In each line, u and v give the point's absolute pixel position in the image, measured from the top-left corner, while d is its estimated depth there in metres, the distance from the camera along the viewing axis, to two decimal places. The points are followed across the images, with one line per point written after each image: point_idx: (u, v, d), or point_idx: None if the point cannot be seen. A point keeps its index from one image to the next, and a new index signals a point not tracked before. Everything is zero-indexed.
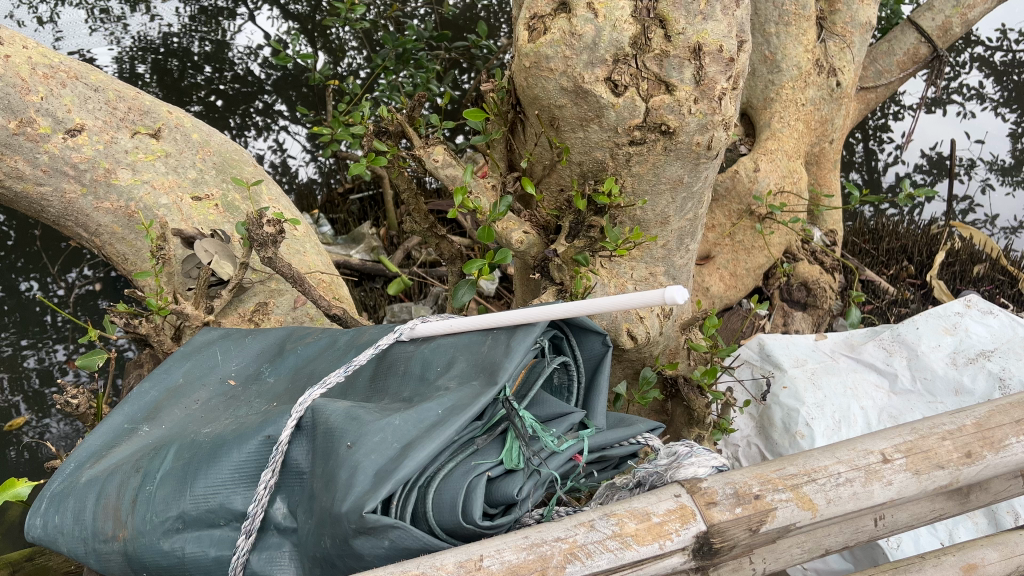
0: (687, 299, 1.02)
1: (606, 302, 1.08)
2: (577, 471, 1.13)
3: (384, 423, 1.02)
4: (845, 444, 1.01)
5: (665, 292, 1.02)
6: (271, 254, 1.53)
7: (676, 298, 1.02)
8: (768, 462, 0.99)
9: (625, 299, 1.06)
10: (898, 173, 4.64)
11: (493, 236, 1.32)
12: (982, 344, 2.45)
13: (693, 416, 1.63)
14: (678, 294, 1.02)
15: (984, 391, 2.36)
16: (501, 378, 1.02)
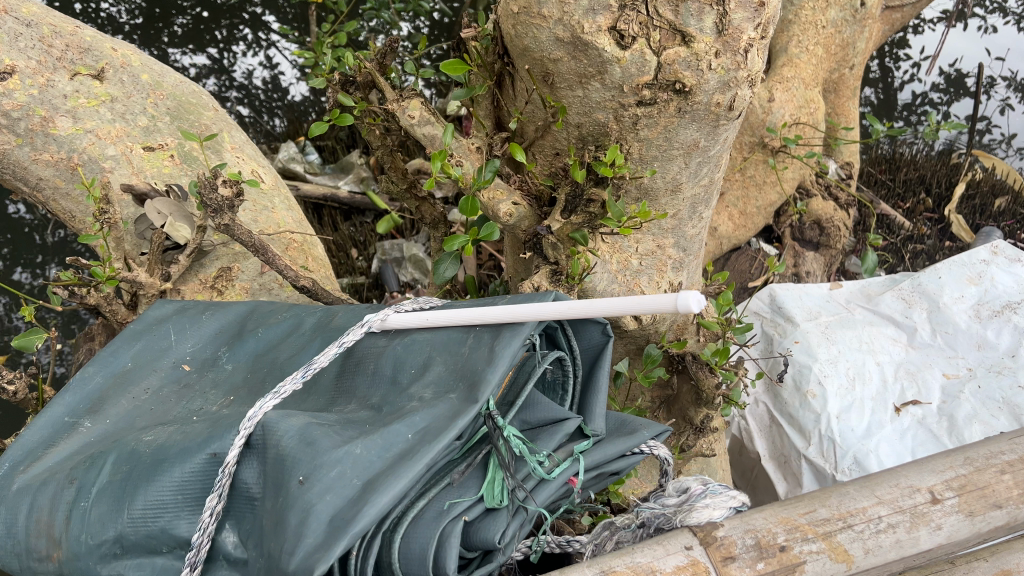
0: (705, 306, 0.85)
1: (608, 304, 0.91)
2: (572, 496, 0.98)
3: (345, 453, 0.86)
4: (889, 482, 0.94)
5: (677, 298, 0.85)
6: (229, 220, 1.35)
7: (691, 306, 0.85)
8: (796, 504, 0.89)
9: (629, 302, 0.89)
10: (913, 91, 4.38)
11: (477, 209, 1.14)
12: (1008, 295, 2.29)
13: (701, 396, 1.48)
14: (695, 301, 0.85)
15: (1009, 346, 2.21)
16: (482, 399, 0.87)
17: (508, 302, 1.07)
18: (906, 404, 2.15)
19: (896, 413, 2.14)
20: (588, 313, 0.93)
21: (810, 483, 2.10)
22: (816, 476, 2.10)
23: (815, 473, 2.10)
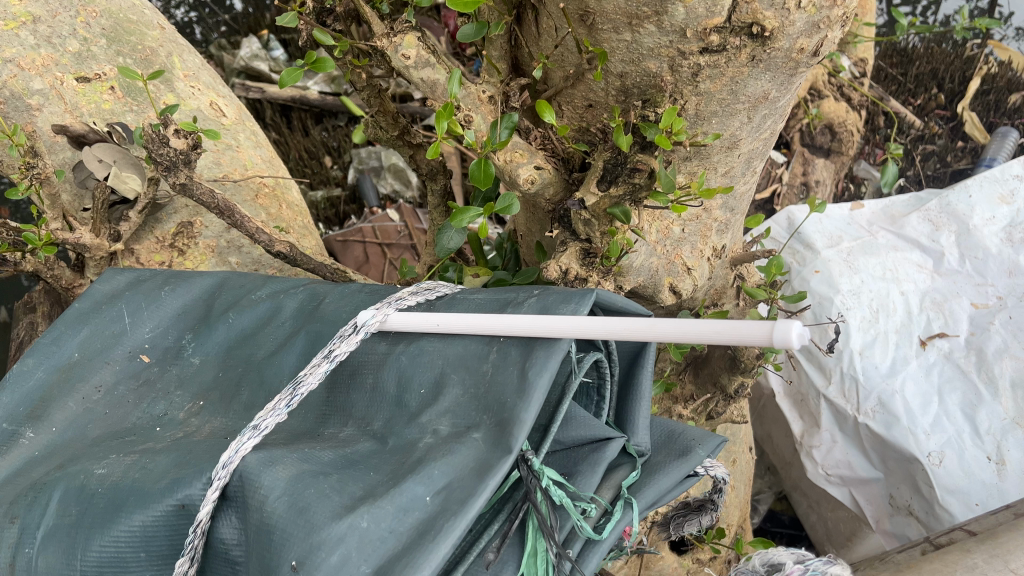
0: (810, 338, 0.67)
1: (678, 326, 0.74)
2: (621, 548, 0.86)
3: (347, 528, 0.68)
4: None
5: (773, 326, 0.67)
6: (184, 179, 1.14)
7: (794, 339, 0.66)
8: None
9: (705, 327, 0.72)
10: None
11: (493, 177, 0.93)
12: None
13: (737, 364, 1.30)
14: (799, 333, 0.66)
15: None
16: (520, 456, 0.69)
17: (538, 300, 0.87)
18: (932, 338, 1.92)
19: (921, 348, 1.91)
20: (651, 332, 0.77)
21: (829, 423, 1.96)
22: (835, 416, 1.95)
23: (835, 413, 1.94)
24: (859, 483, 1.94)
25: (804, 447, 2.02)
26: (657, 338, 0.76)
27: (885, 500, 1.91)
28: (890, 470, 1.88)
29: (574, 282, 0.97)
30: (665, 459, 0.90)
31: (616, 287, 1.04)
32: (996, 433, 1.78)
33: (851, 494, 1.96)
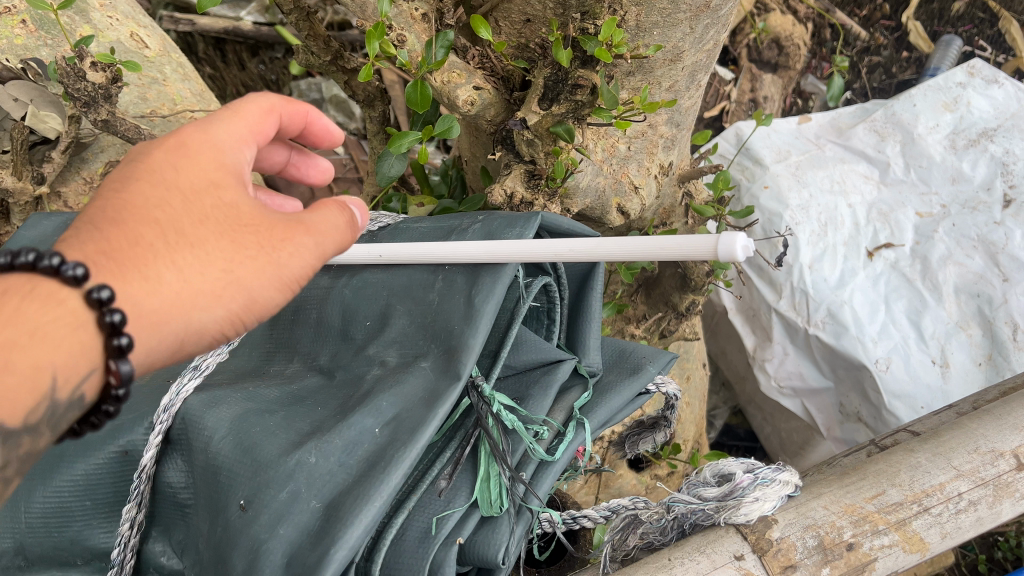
0: (753, 250, 0.66)
1: (622, 244, 0.72)
2: (578, 468, 0.86)
3: (295, 465, 0.67)
4: (962, 444, 0.78)
5: (718, 239, 0.66)
6: (107, 114, 1.09)
7: (738, 252, 0.65)
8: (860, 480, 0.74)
9: (649, 244, 0.70)
10: None
11: (430, 100, 0.91)
12: (985, 121, 1.98)
13: (687, 283, 1.30)
14: (743, 245, 0.65)
15: (984, 179, 1.93)
16: (469, 379, 0.68)
17: (482, 226, 0.85)
18: (878, 249, 1.93)
19: (868, 259, 1.93)
20: (597, 253, 0.74)
21: (781, 336, 1.98)
22: (786, 329, 1.96)
23: (786, 327, 1.96)
24: (811, 393, 1.98)
25: (757, 361, 2.04)
26: (604, 258, 0.74)
27: (835, 408, 1.95)
28: (839, 379, 1.92)
29: (520, 206, 0.98)
30: (617, 377, 0.89)
31: (563, 210, 1.03)
32: (941, 337, 1.83)
33: (803, 405, 2.00)
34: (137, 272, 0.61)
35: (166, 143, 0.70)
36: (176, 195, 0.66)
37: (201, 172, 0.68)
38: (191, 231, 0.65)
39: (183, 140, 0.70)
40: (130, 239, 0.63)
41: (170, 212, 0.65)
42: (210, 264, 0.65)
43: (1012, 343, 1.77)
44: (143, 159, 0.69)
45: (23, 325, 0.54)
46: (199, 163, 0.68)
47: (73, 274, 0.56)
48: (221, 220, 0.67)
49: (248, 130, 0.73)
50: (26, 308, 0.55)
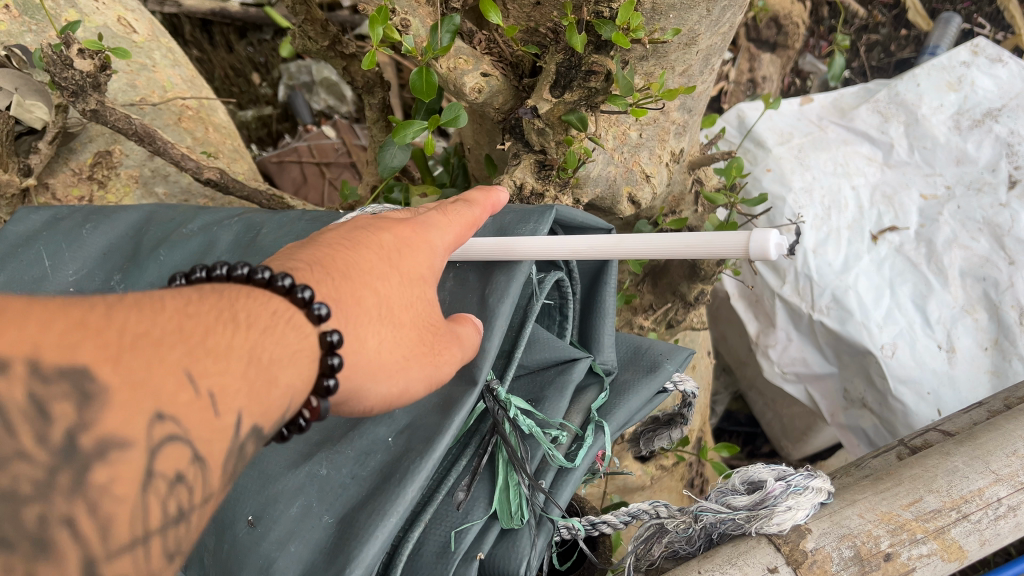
0: (786, 247, 0.62)
1: (642, 241, 0.69)
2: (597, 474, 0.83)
3: (306, 478, 0.65)
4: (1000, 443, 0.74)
5: (748, 237, 0.62)
6: (96, 104, 1.04)
7: (771, 249, 0.61)
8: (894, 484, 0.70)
9: (673, 243, 0.67)
10: None
11: (435, 87, 0.87)
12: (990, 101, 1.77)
13: (697, 272, 1.26)
14: (775, 243, 0.61)
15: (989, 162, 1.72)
16: (483, 384, 0.66)
17: (494, 220, 0.81)
18: (883, 232, 1.73)
19: (872, 243, 1.73)
20: (620, 249, 0.70)
21: (785, 322, 1.78)
22: (790, 314, 1.76)
23: (790, 311, 1.76)
24: (815, 379, 1.78)
25: (760, 346, 1.84)
26: (626, 255, 0.70)
27: (840, 393, 1.75)
28: (844, 365, 1.72)
29: (531, 197, 0.95)
30: (634, 376, 0.86)
31: (574, 200, 1.00)
32: (946, 322, 1.63)
33: (806, 391, 1.80)
34: (346, 333, 0.57)
35: (395, 226, 0.66)
36: (395, 272, 0.63)
37: (419, 264, 0.65)
38: (395, 312, 0.61)
39: (406, 226, 0.66)
40: (354, 296, 0.59)
41: (386, 283, 0.62)
42: (391, 355, 0.61)
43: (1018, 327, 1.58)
44: (372, 227, 0.66)
45: (280, 348, 0.51)
46: (418, 256, 0.65)
47: (318, 314, 0.54)
48: (415, 313, 0.63)
49: (461, 240, 0.69)
50: (284, 328, 0.52)
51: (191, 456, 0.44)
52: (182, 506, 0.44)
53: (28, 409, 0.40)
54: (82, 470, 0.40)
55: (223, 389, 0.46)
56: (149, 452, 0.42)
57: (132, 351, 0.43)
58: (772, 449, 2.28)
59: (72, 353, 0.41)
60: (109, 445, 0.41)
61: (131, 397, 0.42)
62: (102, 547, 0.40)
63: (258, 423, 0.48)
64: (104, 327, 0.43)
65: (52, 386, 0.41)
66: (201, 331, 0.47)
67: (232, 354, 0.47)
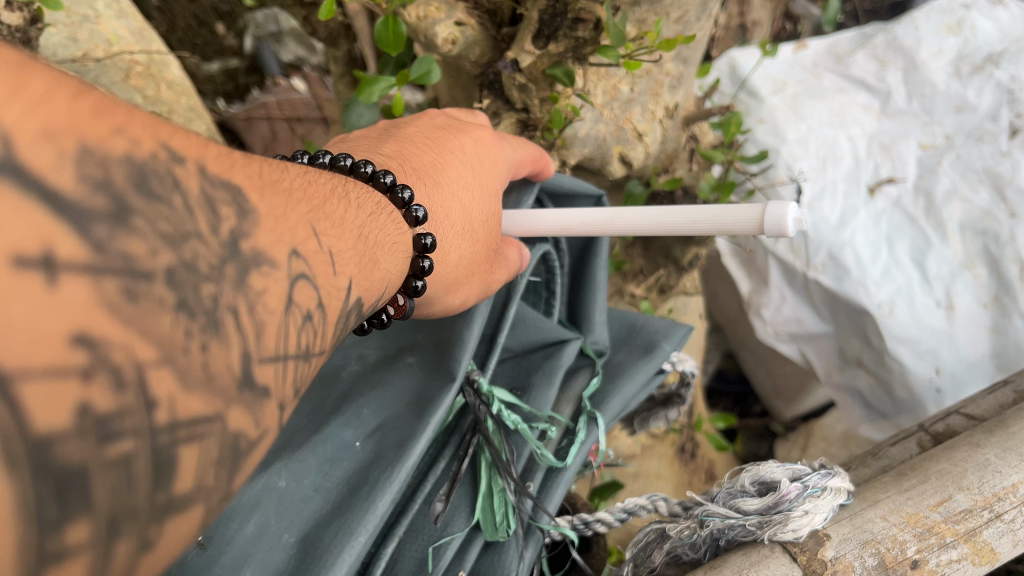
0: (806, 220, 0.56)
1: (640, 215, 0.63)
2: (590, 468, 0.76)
3: (262, 490, 0.56)
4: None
5: (763, 208, 0.56)
6: None
7: (789, 223, 0.55)
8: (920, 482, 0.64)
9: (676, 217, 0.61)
10: None
11: (402, 40, 0.79)
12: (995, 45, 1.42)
13: (691, 235, 1.18)
14: (795, 215, 0.55)
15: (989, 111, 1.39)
16: (457, 372, 0.60)
17: None
18: (880, 184, 1.44)
19: (868, 196, 1.44)
20: (615, 223, 0.65)
21: (778, 280, 1.53)
22: (784, 271, 1.51)
23: (784, 269, 1.51)
24: (809, 338, 1.53)
25: (751, 307, 1.60)
26: (622, 230, 0.66)
27: (835, 353, 1.51)
28: (840, 323, 1.47)
29: None
30: (629, 358, 0.79)
31: (559, 163, 0.93)
32: (945, 277, 1.35)
33: (801, 350, 1.56)
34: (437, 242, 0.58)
35: (476, 141, 0.68)
36: (478, 186, 0.64)
37: (494, 181, 0.67)
38: (472, 226, 0.62)
39: (481, 144, 0.68)
40: (444, 207, 0.60)
41: (470, 197, 0.63)
42: (465, 267, 0.61)
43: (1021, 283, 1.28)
44: (453, 138, 0.67)
45: (383, 230, 0.48)
46: (493, 172, 0.67)
47: (415, 215, 0.53)
48: (487, 228, 0.65)
49: (522, 168, 0.72)
50: (387, 219, 0.50)
51: (319, 300, 0.35)
52: (309, 347, 0.34)
53: (199, 199, 0.29)
54: (243, 272, 0.30)
55: (340, 250, 0.39)
56: (291, 280, 0.33)
57: (272, 189, 0.35)
58: (762, 409, 2.21)
59: (226, 168, 0.32)
60: (263, 258, 0.32)
61: (275, 225, 0.33)
62: (258, 349, 0.30)
63: (364, 297, 0.42)
64: (247, 161, 0.35)
65: (217, 190, 0.31)
66: (322, 199, 0.41)
67: (347, 225, 0.42)
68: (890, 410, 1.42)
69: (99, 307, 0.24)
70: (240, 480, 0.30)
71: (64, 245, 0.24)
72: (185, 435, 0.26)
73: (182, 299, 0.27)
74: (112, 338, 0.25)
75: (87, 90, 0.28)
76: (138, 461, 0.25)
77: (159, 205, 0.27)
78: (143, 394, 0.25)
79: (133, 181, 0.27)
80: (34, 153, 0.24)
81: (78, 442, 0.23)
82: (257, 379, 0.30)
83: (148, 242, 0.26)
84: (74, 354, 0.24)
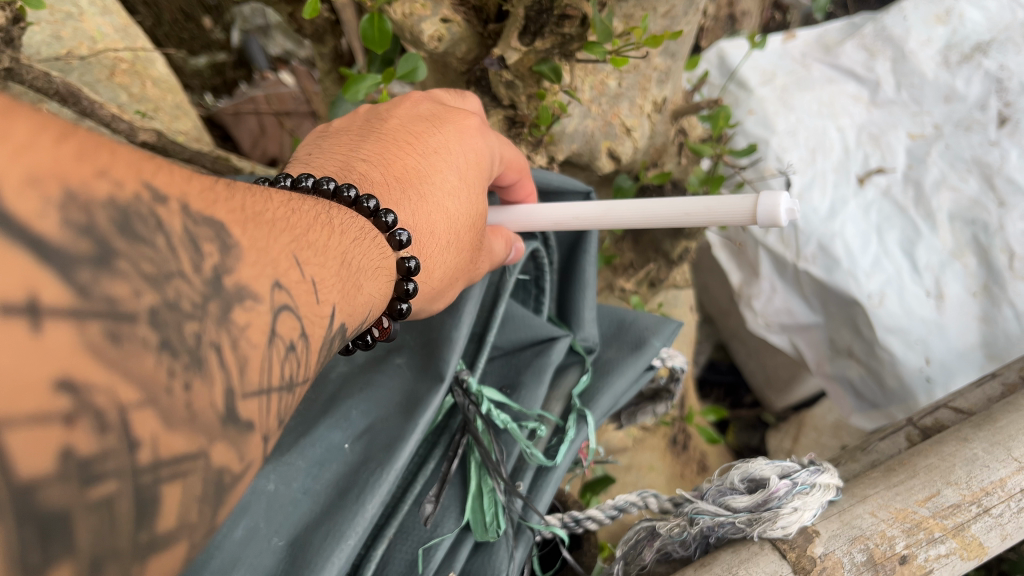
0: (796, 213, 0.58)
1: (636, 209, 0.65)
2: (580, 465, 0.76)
3: (251, 494, 0.55)
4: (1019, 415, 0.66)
5: (755, 200, 0.58)
6: (8, 63, 0.91)
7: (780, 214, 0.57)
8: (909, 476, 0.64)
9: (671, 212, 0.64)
10: None
11: (388, 37, 0.78)
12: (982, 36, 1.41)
13: (681, 230, 1.18)
14: (786, 205, 0.57)
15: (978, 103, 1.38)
16: (445, 369, 0.61)
17: None
18: (869, 174, 1.44)
19: (858, 186, 1.44)
20: (611, 218, 0.67)
21: (769, 270, 1.53)
22: (775, 262, 1.51)
23: (775, 260, 1.51)
24: (800, 328, 1.53)
25: (742, 297, 1.60)
26: (617, 222, 0.67)
27: (825, 343, 1.51)
28: (831, 314, 1.47)
29: None
30: (618, 354, 0.79)
31: (547, 158, 0.93)
32: (934, 267, 1.35)
33: (792, 342, 1.55)
34: (423, 261, 0.57)
35: (461, 132, 0.66)
36: (464, 188, 0.63)
37: (479, 175, 0.66)
38: (460, 232, 0.61)
39: (467, 138, 0.66)
40: (430, 223, 0.58)
41: (457, 203, 0.62)
42: (450, 273, 0.61)
43: (1010, 272, 1.29)
44: (438, 130, 0.65)
45: (367, 256, 0.47)
46: (478, 166, 0.66)
47: (399, 240, 0.52)
48: (474, 229, 0.64)
49: (505, 157, 0.71)
50: (371, 243, 0.48)
51: (302, 330, 0.34)
52: (292, 378, 0.33)
53: (183, 236, 0.28)
54: (227, 308, 0.29)
55: (323, 279, 0.37)
56: (273, 311, 0.32)
57: (254, 222, 0.34)
58: (753, 399, 2.22)
59: (209, 205, 0.31)
60: (247, 292, 0.31)
61: (258, 259, 0.32)
62: (241, 384, 0.29)
63: (347, 322, 0.40)
64: (229, 196, 0.33)
65: (199, 227, 0.29)
66: (305, 227, 0.39)
67: (330, 252, 0.40)
68: (880, 400, 1.42)
69: (82, 349, 0.24)
70: (222, 517, 0.29)
71: (48, 290, 0.23)
72: (168, 474, 0.26)
73: (165, 339, 0.26)
74: (95, 380, 0.24)
75: (75, 128, 0.27)
76: (120, 503, 0.24)
77: (142, 244, 0.26)
78: (126, 433, 0.24)
79: (116, 222, 0.26)
80: (20, 199, 0.23)
81: (60, 487, 0.23)
82: (242, 414, 0.29)
83: (132, 283, 0.25)
84: (57, 400, 0.23)
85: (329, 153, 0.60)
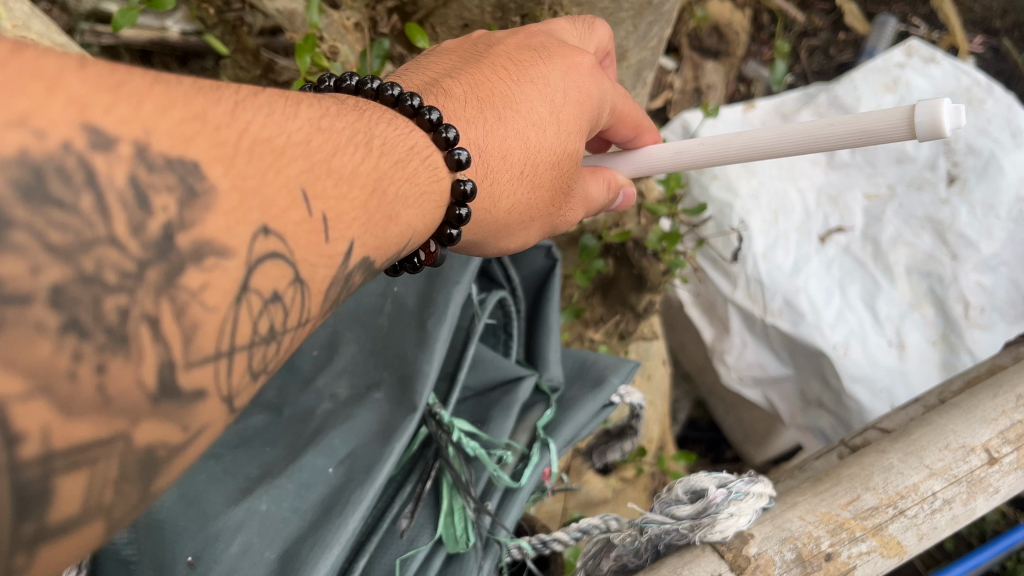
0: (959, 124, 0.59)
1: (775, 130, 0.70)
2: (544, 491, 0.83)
3: (245, 514, 0.62)
4: (931, 430, 0.74)
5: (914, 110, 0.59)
6: None
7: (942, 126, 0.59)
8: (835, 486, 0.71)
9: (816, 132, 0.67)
10: None
11: None
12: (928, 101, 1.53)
13: (643, 283, 1.29)
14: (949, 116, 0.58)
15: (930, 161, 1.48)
16: (419, 400, 0.68)
17: None
18: (830, 233, 1.53)
19: (819, 245, 1.52)
20: (748, 140, 0.72)
21: (739, 326, 1.54)
22: (744, 318, 1.53)
23: (744, 315, 1.53)
24: (772, 381, 1.55)
25: (715, 354, 1.60)
26: (750, 146, 0.72)
27: (797, 394, 1.54)
28: (800, 364, 1.50)
29: None
30: (580, 392, 0.86)
31: None
32: (895, 318, 1.44)
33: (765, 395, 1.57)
34: (480, 186, 0.63)
35: (570, 65, 0.71)
36: (552, 121, 0.69)
37: (577, 111, 0.71)
38: (535, 164, 0.67)
39: (574, 74, 0.71)
40: (502, 151, 0.65)
41: (538, 135, 0.67)
42: (509, 205, 0.67)
43: (966, 321, 1.40)
44: (543, 61, 0.71)
45: (412, 178, 0.52)
46: (578, 103, 0.71)
47: (457, 158, 0.58)
48: (557, 165, 0.70)
49: (609, 98, 0.76)
50: (420, 161, 0.54)
51: (292, 277, 0.37)
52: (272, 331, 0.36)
53: (123, 191, 0.30)
54: (172, 272, 0.31)
55: (336, 214, 0.41)
56: (248, 266, 0.35)
57: (248, 155, 0.36)
58: (734, 454, 2.28)
59: (183, 143, 0.33)
60: (206, 249, 0.33)
61: (240, 203, 0.35)
62: (184, 357, 0.31)
63: (370, 255, 0.44)
64: (225, 122, 0.36)
65: (156, 174, 0.31)
66: (330, 150, 0.43)
67: (359, 176, 0.45)
68: None
69: None
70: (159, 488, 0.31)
71: None
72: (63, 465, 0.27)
73: (72, 318, 0.28)
74: None
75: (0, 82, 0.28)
76: None
77: (52, 210, 0.28)
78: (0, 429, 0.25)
79: (20, 187, 0.27)
80: None
81: None
82: (184, 387, 0.32)
83: (30, 259, 0.27)
84: None
85: (431, 75, 0.67)
